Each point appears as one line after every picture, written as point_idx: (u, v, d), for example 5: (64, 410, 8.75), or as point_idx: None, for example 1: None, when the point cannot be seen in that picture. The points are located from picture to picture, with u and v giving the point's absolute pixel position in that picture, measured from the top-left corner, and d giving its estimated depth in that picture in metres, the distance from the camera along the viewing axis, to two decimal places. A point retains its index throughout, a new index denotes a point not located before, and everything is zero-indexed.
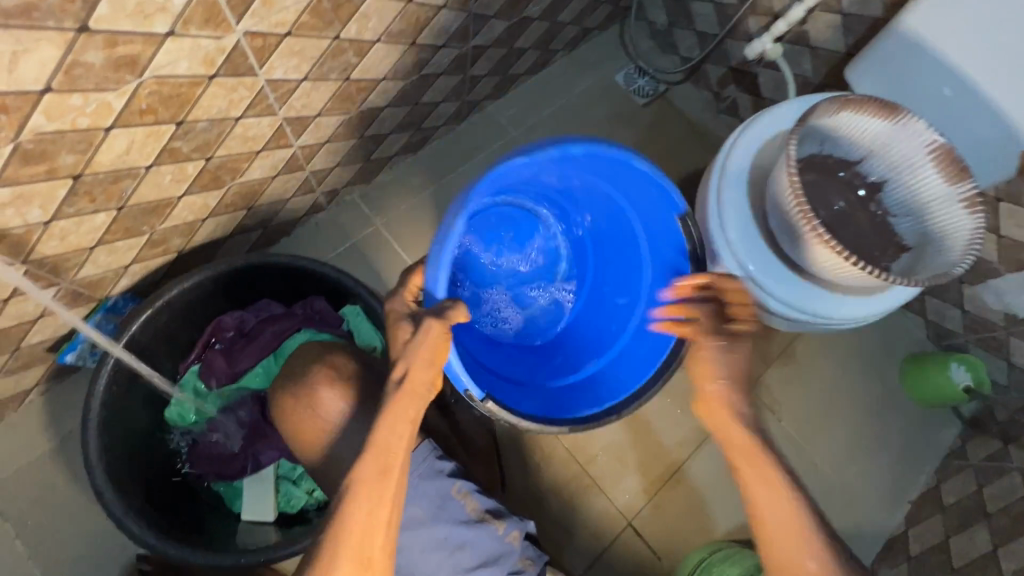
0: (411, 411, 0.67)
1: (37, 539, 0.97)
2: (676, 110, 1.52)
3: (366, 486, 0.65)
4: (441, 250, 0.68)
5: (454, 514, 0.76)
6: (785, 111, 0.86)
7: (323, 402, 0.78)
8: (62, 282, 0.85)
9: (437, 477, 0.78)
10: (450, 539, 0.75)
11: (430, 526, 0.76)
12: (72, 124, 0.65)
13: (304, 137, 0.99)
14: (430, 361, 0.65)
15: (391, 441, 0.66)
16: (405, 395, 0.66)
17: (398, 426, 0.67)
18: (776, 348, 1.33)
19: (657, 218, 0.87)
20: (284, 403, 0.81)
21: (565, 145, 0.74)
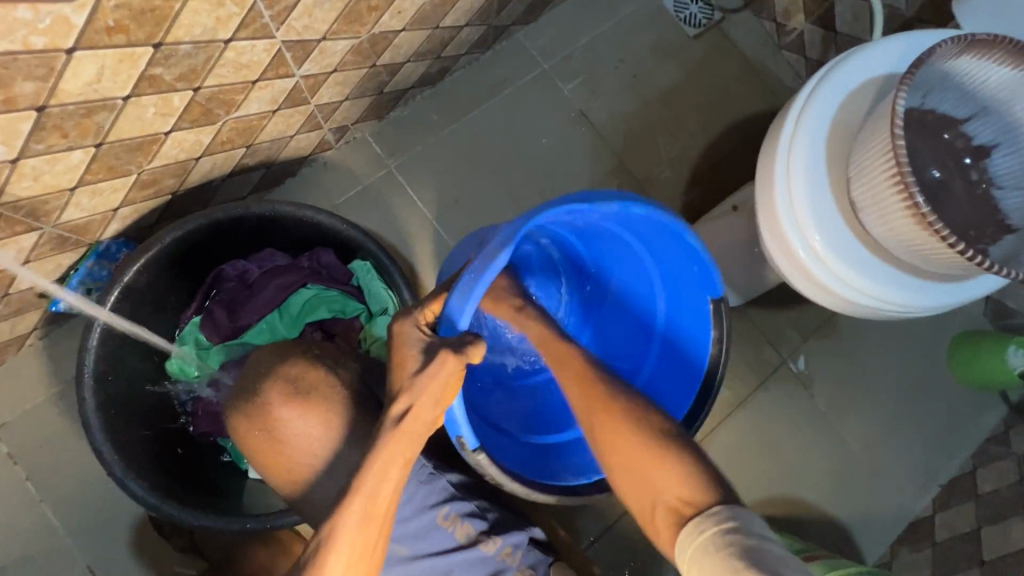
0: (407, 448, 0.61)
1: (46, 483, 0.96)
2: (731, 43, 1.33)
3: (354, 523, 0.60)
4: (479, 280, 0.60)
5: (440, 539, 0.72)
6: (882, 54, 0.73)
7: (282, 422, 0.69)
8: (44, 227, 0.76)
9: (423, 503, 0.73)
10: (438, 566, 0.71)
11: (415, 559, 0.71)
12: (25, 45, 0.54)
13: (307, 65, 0.86)
14: (435, 401, 0.61)
15: (379, 486, 0.60)
16: (403, 435, 0.61)
17: (391, 462, 0.61)
18: (816, 320, 1.23)
19: (686, 286, 0.85)
20: (237, 422, 0.72)
21: (626, 204, 0.69)
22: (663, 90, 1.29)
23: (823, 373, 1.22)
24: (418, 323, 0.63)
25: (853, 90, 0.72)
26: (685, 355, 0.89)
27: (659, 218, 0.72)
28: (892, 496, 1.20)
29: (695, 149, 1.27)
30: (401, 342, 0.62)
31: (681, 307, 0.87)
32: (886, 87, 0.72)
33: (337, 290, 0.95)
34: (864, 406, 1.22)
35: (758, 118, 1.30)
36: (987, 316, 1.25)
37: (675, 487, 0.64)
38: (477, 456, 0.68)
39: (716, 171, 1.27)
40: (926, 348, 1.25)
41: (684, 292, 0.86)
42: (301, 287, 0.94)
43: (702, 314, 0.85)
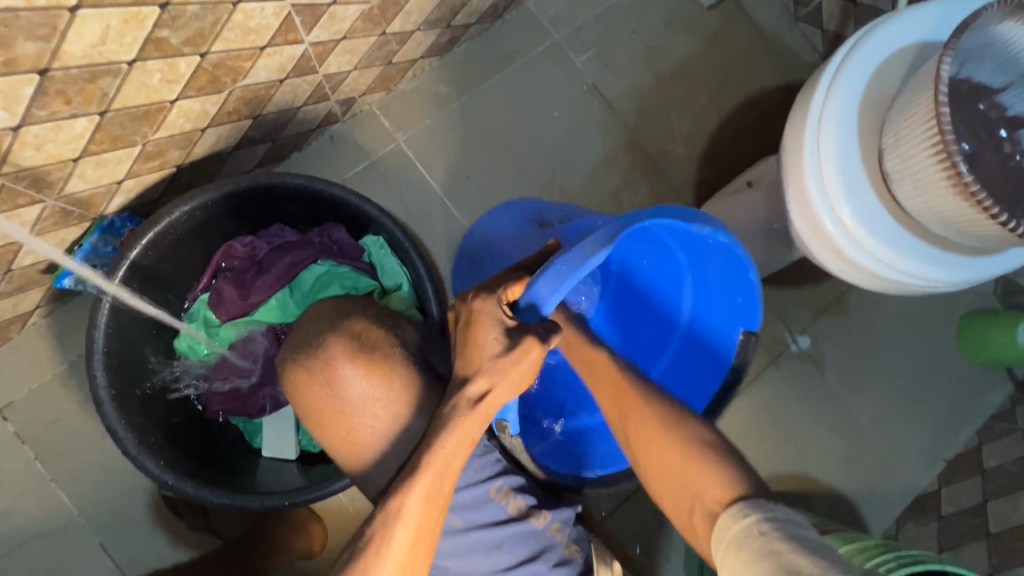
0: (474, 427, 0.61)
1: (55, 462, 0.95)
2: (746, 14, 1.29)
3: (422, 499, 0.60)
4: (581, 266, 0.58)
5: (491, 513, 0.71)
6: (919, 19, 0.70)
7: (338, 382, 0.67)
8: (46, 199, 0.74)
9: (475, 478, 0.72)
10: (488, 539, 0.70)
11: (465, 531, 0.70)
12: (27, 0, 0.51)
13: (317, 32, 0.83)
14: (514, 384, 0.61)
15: (451, 465, 0.61)
16: (476, 414, 0.61)
17: (456, 443, 0.61)
18: (827, 299, 1.23)
19: (718, 309, 0.83)
20: (295, 379, 0.69)
21: (714, 230, 0.67)
22: (678, 63, 1.26)
23: (833, 351, 1.22)
24: (501, 303, 0.60)
25: (888, 58, 0.70)
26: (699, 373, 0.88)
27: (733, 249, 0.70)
28: (900, 472, 1.21)
29: (709, 125, 1.25)
30: (481, 322, 0.59)
31: (706, 331, 0.86)
32: (922, 55, 0.70)
33: (349, 266, 0.92)
34: (873, 383, 1.23)
35: (773, 92, 1.27)
36: (996, 294, 1.25)
37: (711, 491, 0.62)
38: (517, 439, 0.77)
39: (730, 148, 1.25)
40: (936, 326, 1.25)
41: (715, 305, 0.83)
42: (312, 263, 0.92)
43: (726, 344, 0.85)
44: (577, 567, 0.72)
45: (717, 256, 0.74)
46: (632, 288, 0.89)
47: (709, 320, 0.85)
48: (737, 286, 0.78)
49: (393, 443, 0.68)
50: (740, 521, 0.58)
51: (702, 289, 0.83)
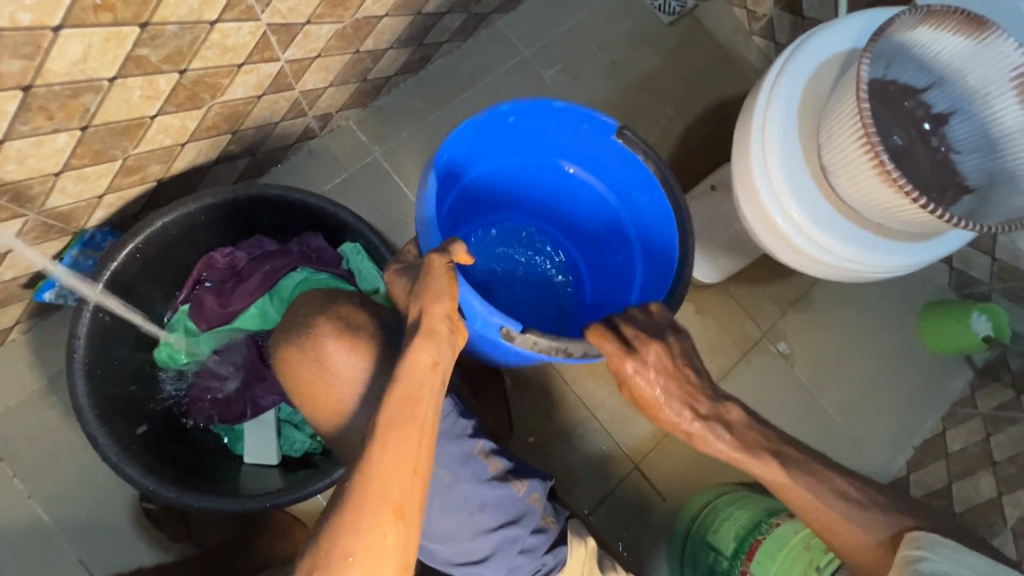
0: (432, 350, 0.65)
1: (34, 479, 0.94)
2: (704, 29, 1.37)
3: (396, 423, 0.62)
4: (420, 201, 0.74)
5: (475, 471, 0.73)
6: (846, 29, 0.77)
7: (318, 363, 0.70)
8: (28, 213, 0.76)
9: (459, 438, 0.74)
10: (472, 498, 0.72)
11: (450, 487, 0.72)
12: (11, 21, 0.54)
13: (292, 50, 0.87)
14: (442, 294, 0.66)
15: (419, 391, 0.64)
16: (423, 336, 0.65)
17: (421, 366, 0.65)
18: (793, 295, 1.28)
19: (591, 150, 0.88)
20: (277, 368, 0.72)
21: (495, 116, 0.82)
22: (642, 76, 1.32)
23: (801, 345, 1.27)
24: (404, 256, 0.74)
25: (819, 65, 0.76)
26: (638, 188, 0.87)
27: (529, 111, 0.82)
28: (871, 460, 1.25)
29: (673, 132, 1.31)
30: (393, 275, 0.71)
31: (603, 163, 0.89)
32: (849, 61, 0.77)
33: (327, 273, 0.93)
34: (840, 374, 1.28)
35: (732, 101, 1.35)
36: (952, 285, 1.31)
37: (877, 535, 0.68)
38: (526, 336, 0.70)
39: (694, 154, 1.31)
40: (898, 318, 1.31)
41: (599, 155, 0.88)
42: (291, 271, 0.94)
43: (621, 154, 0.85)
44: (552, 538, 0.74)
45: (525, 128, 0.86)
46: (558, 208, 0.99)
47: (610, 170, 0.89)
48: (570, 125, 0.85)
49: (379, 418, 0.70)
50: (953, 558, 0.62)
51: (579, 160, 0.91)
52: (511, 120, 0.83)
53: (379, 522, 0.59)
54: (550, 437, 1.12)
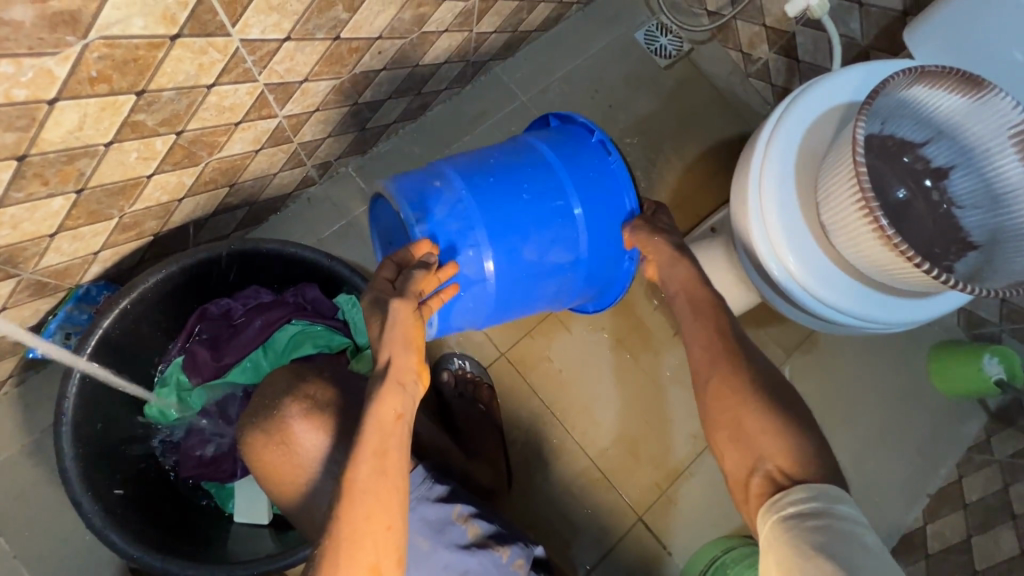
0: (397, 401, 0.64)
1: (19, 538, 0.92)
2: (700, 72, 1.39)
3: (368, 482, 0.60)
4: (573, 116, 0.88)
5: (453, 539, 0.70)
6: (842, 82, 0.77)
7: (298, 436, 0.68)
8: (21, 273, 0.76)
9: (436, 502, 0.71)
10: (452, 567, 0.69)
11: (429, 555, 0.69)
12: (7, 97, 0.55)
13: (290, 105, 0.88)
14: (408, 346, 0.66)
15: (385, 444, 0.62)
16: (389, 388, 0.64)
17: (387, 418, 0.63)
18: (797, 337, 1.26)
19: None
20: (253, 443, 0.70)
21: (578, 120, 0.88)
22: (639, 119, 1.33)
23: (807, 388, 1.24)
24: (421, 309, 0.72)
25: (816, 119, 0.76)
26: None
27: None
28: (886, 510, 1.20)
29: (671, 175, 1.32)
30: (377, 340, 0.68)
31: None
32: (847, 115, 0.76)
33: (322, 324, 0.94)
34: (849, 418, 1.24)
35: (730, 142, 1.35)
36: (961, 325, 1.28)
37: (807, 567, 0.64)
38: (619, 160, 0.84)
39: (692, 196, 1.32)
40: (906, 359, 1.28)
41: None
42: (285, 323, 0.93)
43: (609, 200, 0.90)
44: None
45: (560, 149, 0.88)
46: None
47: None
48: None
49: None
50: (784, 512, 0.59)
51: None
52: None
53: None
54: (550, 488, 1.10)
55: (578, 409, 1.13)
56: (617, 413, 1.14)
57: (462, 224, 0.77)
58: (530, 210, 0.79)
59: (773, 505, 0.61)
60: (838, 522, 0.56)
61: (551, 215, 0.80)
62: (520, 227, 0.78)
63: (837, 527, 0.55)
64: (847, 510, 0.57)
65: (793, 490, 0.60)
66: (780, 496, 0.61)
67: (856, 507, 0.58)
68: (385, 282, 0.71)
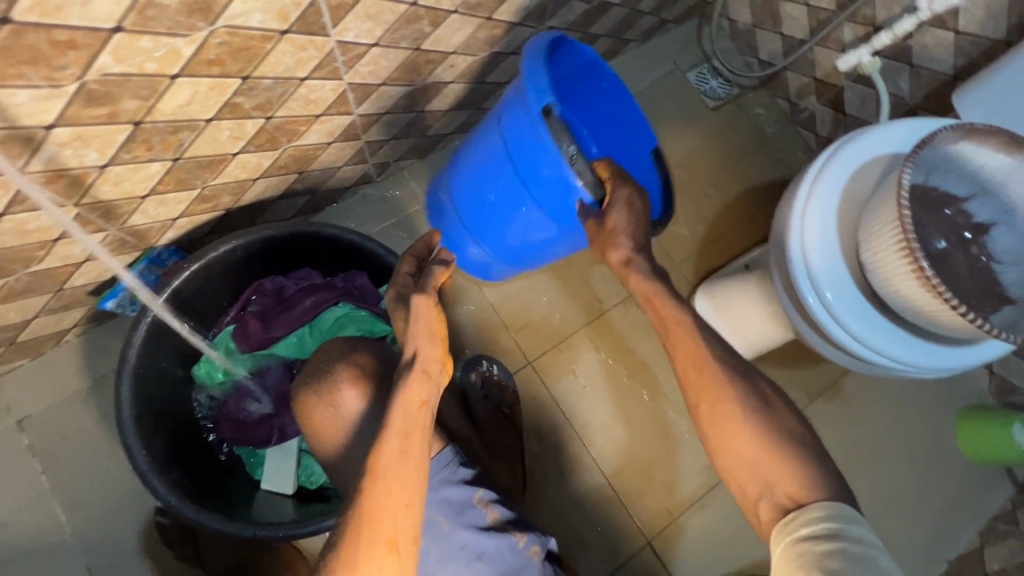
0: (423, 389, 0.67)
1: (64, 478, 0.98)
2: (746, 117, 1.44)
3: (391, 461, 0.63)
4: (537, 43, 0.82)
5: (472, 521, 0.72)
6: (888, 134, 0.80)
7: (343, 403, 0.73)
8: (110, 228, 0.83)
9: (459, 484, 0.74)
10: (470, 547, 0.71)
11: (448, 533, 0.71)
12: (140, 69, 0.62)
13: (365, 105, 0.96)
14: (431, 336, 0.69)
15: (407, 425, 0.65)
16: (417, 376, 0.67)
17: (414, 403, 0.66)
18: (823, 383, 1.26)
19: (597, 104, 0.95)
20: (302, 404, 0.74)
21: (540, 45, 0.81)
22: (683, 155, 1.39)
23: (829, 436, 1.24)
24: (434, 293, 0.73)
25: (861, 165, 0.79)
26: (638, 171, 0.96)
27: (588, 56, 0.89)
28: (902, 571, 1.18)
29: (709, 210, 1.36)
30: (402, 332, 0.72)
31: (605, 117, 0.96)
32: (892, 163, 0.79)
33: (367, 310, 0.98)
34: (870, 472, 1.23)
35: (769, 186, 1.40)
36: (992, 391, 1.26)
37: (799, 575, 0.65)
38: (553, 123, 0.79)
39: (727, 233, 1.36)
40: (933, 419, 1.26)
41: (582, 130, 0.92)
42: (332, 304, 0.99)
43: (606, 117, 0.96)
44: None
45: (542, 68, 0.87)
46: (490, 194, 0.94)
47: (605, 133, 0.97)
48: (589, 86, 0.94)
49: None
50: (797, 529, 0.62)
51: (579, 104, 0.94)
52: (604, 88, 0.93)
53: (375, 561, 0.59)
54: (562, 500, 1.11)
55: (598, 425, 1.15)
56: (636, 435, 1.15)
57: (454, 212, 1.03)
58: (514, 185, 0.89)
59: (787, 525, 0.63)
60: (852, 543, 0.58)
61: (523, 169, 0.85)
62: (484, 191, 0.95)
63: (850, 550, 0.57)
64: (860, 531, 0.59)
65: (807, 510, 0.62)
66: (793, 516, 0.63)
67: (869, 528, 0.60)
68: (406, 277, 0.77)
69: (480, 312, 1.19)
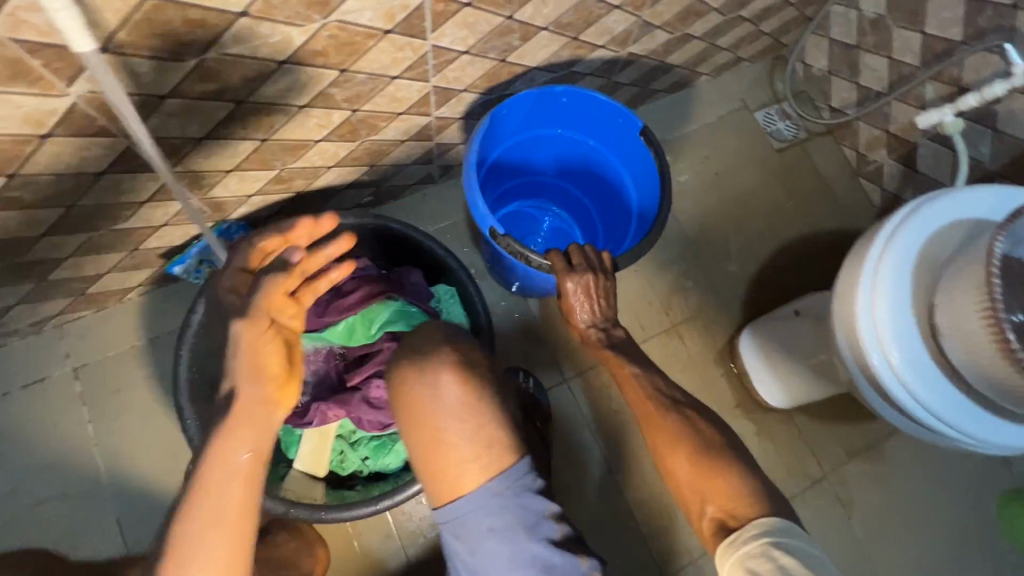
0: (249, 436, 0.61)
1: (110, 428, 1.02)
2: (811, 162, 1.42)
3: (202, 518, 0.59)
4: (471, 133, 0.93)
5: (545, 535, 0.68)
6: (975, 197, 0.79)
7: (444, 385, 0.73)
8: (192, 198, 0.87)
9: (537, 493, 0.71)
10: (538, 559, 0.67)
11: (518, 539, 0.67)
12: (254, 52, 0.66)
13: (444, 108, 0.98)
14: (257, 375, 0.61)
15: (224, 484, 0.60)
16: (237, 420, 0.60)
17: (231, 454, 0.60)
18: (863, 442, 1.22)
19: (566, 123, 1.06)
20: (402, 375, 0.76)
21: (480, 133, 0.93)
22: (741, 193, 1.38)
23: (864, 498, 1.19)
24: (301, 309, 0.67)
25: (943, 226, 0.78)
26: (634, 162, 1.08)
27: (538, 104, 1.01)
28: None
29: (762, 251, 1.35)
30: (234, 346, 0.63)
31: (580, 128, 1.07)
32: (975, 229, 0.78)
33: (419, 308, 0.98)
34: (903, 541, 1.18)
35: (827, 234, 1.38)
36: None
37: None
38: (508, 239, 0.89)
39: (778, 277, 1.34)
40: (977, 497, 1.21)
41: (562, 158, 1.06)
42: (386, 297, 0.97)
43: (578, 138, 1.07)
44: None
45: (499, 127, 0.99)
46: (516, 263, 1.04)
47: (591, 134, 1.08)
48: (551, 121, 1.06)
49: (476, 447, 0.70)
50: (742, 546, 0.65)
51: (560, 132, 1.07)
52: (564, 101, 1.02)
53: None
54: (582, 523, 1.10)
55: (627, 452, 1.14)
56: None
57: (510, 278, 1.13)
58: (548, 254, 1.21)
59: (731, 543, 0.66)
60: (792, 556, 0.61)
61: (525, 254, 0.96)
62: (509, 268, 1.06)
63: (782, 564, 0.61)
64: (800, 544, 0.63)
65: (748, 528, 0.66)
66: (736, 535, 0.66)
67: (808, 541, 0.64)
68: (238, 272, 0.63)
69: (523, 324, 1.19)
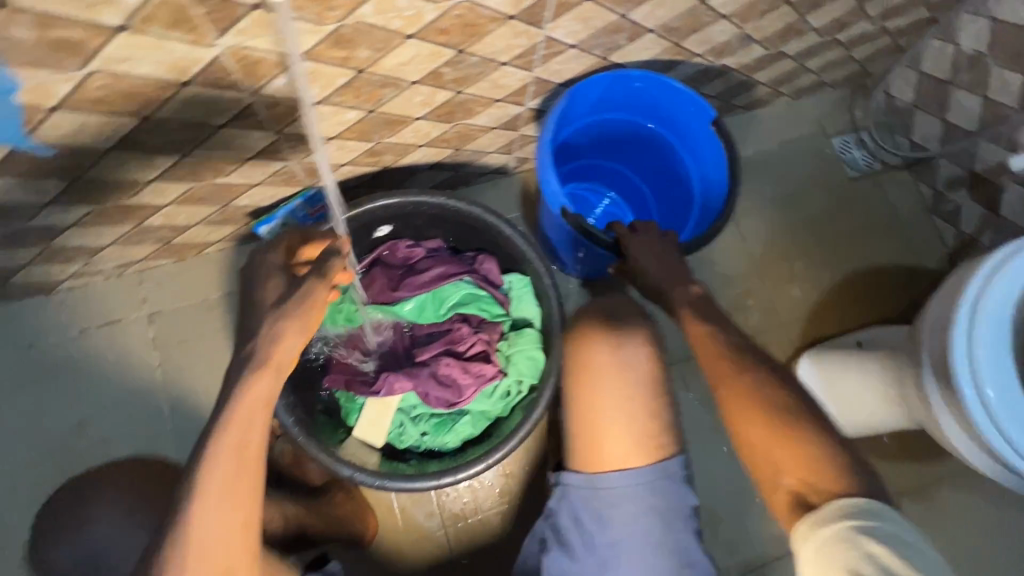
0: (268, 385, 0.63)
1: (177, 375, 1.06)
2: (884, 195, 1.40)
3: (219, 477, 0.58)
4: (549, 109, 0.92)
5: (692, 531, 0.73)
6: None
7: (633, 352, 0.76)
8: (290, 160, 0.89)
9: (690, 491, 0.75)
10: (686, 551, 0.71)
11: (674, 527, 0.71)
12: (387, 24, 0.67)
13: (537, 100, 1.00)
14: (303, 330, 0.67)
15: (247, 438, 0.60)
16: (266, 372, 0.63)
17: (251, 406, 0.61)
18: (914, 484, 1.19)
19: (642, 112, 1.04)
20: (593, 333, 0.79)
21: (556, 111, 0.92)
22: (810, 217, 1.36)
23: None
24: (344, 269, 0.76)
25: None
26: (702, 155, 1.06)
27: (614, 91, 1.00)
28: None
29: (826, 278, 1.33)
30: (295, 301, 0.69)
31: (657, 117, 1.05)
32: None
33: (488, 293, 1.01)
34: None
35: (894, 269, 1.35)
36: None
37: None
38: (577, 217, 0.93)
39: (840, 306, 1.31)
40: None
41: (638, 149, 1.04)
42: (458, 278, 1.00)
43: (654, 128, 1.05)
44: None
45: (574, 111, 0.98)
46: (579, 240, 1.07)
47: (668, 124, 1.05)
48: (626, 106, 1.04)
49: (658, 428, 0.73)
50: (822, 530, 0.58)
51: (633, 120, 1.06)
52: (638, 86, 0.99)
53: None
54: None
55: None
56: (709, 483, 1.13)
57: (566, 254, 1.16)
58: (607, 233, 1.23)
59: (810, 525, 0.60)
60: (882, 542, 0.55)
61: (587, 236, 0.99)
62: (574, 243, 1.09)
63: (872, 553, 0.54)
64: (889, 525, 0.56)
65: (829, 509, 0.59)
66: (814, 517, 0.60)
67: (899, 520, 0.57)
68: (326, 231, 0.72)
69: None
